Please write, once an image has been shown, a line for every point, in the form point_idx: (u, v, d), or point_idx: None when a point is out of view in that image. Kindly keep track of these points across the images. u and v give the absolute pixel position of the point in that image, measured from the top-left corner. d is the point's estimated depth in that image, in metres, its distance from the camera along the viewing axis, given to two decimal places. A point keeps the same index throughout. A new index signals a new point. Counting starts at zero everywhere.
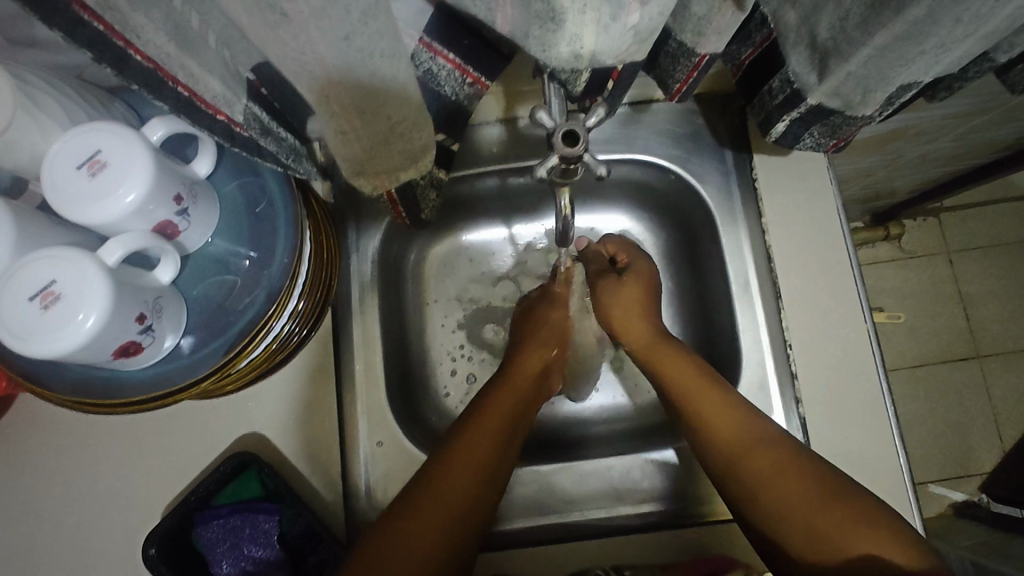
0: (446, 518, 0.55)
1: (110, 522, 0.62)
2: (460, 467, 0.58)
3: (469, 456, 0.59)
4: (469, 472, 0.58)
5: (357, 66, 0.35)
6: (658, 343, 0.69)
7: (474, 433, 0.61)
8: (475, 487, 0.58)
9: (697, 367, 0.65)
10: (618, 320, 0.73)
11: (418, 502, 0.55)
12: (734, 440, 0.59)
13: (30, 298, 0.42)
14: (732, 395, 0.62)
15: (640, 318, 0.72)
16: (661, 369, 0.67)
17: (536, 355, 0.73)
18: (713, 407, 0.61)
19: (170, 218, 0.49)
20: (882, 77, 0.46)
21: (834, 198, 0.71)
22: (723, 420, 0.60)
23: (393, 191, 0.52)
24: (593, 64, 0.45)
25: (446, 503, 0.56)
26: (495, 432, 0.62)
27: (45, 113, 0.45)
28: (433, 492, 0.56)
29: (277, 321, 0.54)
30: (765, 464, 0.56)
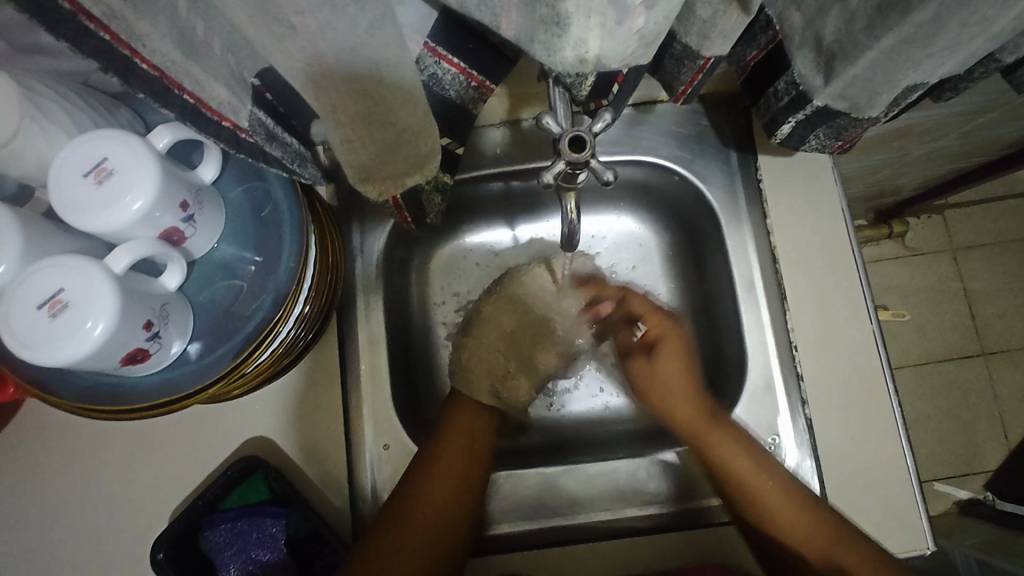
0: (433, 531, 0.60)
1: (118, 525, 0.62)
2: (436, 484, 0.61)
3: (443, 477, 0.62)
4: (446, 491, 0.61)
5: (363, 75, 0.35)
6: (710, 419, 0.65)
7: (440, 453, 0.63)
8: (454, 500, 0.61)
9: (749, 448, 0.63)
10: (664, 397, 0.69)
11: (406, 508, 0.60)
12: (789, 522, 0.60)
13: (38, 307, 0.43)
14: (777, 472, 0.62)
15: (689, 391, 0.68)
16: (712, 450, 0.63)
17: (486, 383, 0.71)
18: (762, 486, 0.61)
19: (176, 224, 0.49)
20: (888, 80, 0.46)
21: (839, 198, 0.70)
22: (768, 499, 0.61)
23: (398, 196, 0.52)
24: (598, 68, 0.45)
25: (431, 517, 0.60)
26: (462, 455, 0.64)
27: (51, 122, 0.45)
28: (414, 507, 0.60)
29: (284, 326, 0.54)
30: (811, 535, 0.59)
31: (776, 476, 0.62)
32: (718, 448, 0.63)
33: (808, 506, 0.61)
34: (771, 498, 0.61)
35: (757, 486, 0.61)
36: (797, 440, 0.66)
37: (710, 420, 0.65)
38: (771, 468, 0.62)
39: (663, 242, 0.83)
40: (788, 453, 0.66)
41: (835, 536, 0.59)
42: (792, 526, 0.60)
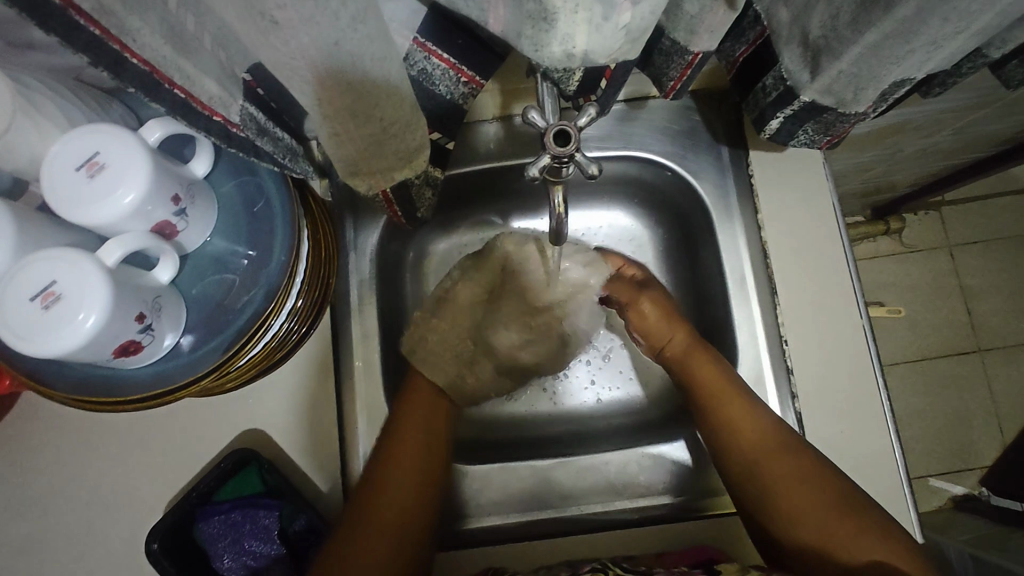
0: (400, 524, 0.58)
1: (115, 517, 0.63)
2: (396, 478, 0.60)
3: (404, 471, 0.61)
4: (410, 482, 0.61)
5: (351, 69, 0.36)
6: (695, 345, 0.68)
7: (402, 443, 0.62)
8: (417, 489, 0.61)
9: (728, 374, 0.65)
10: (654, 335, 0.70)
11: (372, 500, 0.59)
12: (759, 446, 0.61)
13: (31, 299, 0.43)
14: (752, 398, 0.64)
15: (675, 324, 0.69)
16: (693, 374, 0.66)
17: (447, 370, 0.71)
18: (736, 409, 0.63)
19: (168, 218, 0.50)
20: (874, 75, 0.46)
21: (830, 193, 0.71)
22: (740, 426, 0.62)
23: (389, 190, 0.53)
24: (586, 63, 0.45)
25: (396, 508, 0.59)
26: (421, 444, 0.63)
27: (44, 116, 0.45)
28: (376, 503, 0.59)
29: (275, 319, 0.55)
30: (775, 466, 0.60)
31: (748, 401, 0.63)
32: (701, 374, 0.66)
33: (772, 427, 0.62)
34: (743, 426, 0.62)
35: (725, 406, 0.63)
36: None
37: (694, 346, 0.68)
38: (751, 400, 0.63)
39: (657, 237, 0.83)
40: None
41: (791, 458, 0.60)
42: (754, 448, 0.61)
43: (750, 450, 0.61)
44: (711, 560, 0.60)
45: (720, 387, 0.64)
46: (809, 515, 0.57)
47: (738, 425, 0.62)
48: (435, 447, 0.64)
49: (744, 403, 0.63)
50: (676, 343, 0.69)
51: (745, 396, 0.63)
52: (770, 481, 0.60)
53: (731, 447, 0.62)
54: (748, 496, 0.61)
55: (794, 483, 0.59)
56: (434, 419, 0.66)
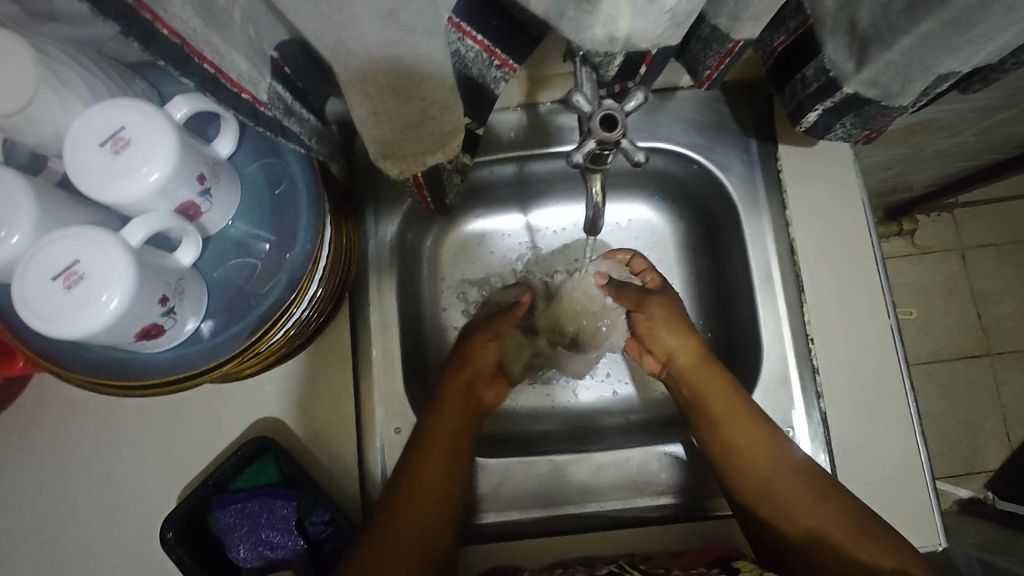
0: (421, 529, 0.58)
1: (126, 504, 0.61)
2: (426, 481, 0.60)
3: (431, 472, 0.60)
4: (434, 484, 0.60)
5: (391, 46, 0.34)
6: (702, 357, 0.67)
7: (428, 448, 0.61)
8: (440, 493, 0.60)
9: (729, 383, 0.65)
10: (663, 346, 0.70)
11: (396, 505, 0.58)
12: (754, 455, 0.62)
13: (53, 278, 0.42)
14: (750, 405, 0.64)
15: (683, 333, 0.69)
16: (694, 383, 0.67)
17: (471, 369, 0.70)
18: (732, 419, 0.63)
19: (193, 198, 0.48)
20: (923, 66, 0.45)
21: (860, 189, 0.70)
22: (740, 437, 0.62)
23: (420, 174, 0.51)
24: (627, 47, 0.44)
25: (419, 512, 0.58)
26: (447, 446, 0.62)
27: (67, 89, 0.44)
28: (403, 503, 0.58)
29: (298, 307, 0.53)
30: (778, 473, 0.61)
31: (745, 410, 0.63)
32: (706, 385, 0.66)
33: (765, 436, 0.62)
34: (744, 437, 0.62)
35: (721, 415, 0.64)
36: (812, 433, 0.66)
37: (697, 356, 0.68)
38: (751, 407, 0.64)
39: (679, 231, 0.82)
40: (801, 445, 0.66)
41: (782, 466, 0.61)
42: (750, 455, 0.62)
43: (752, 459, 0.62)
44: (728, 557, 0.59)
45: (723, 396, 0.64)
46: (814, 518, 0.57)
47: (739, 434, 0.62)
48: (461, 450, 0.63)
49: (744, 412, 0.63)
50: (686, 356, 0.68)
51: (747, 405, 0.64)
52: (765, 488, 0.60)
53: (732, 458, 0.62)
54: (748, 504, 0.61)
55: (798, 489, 0.59)
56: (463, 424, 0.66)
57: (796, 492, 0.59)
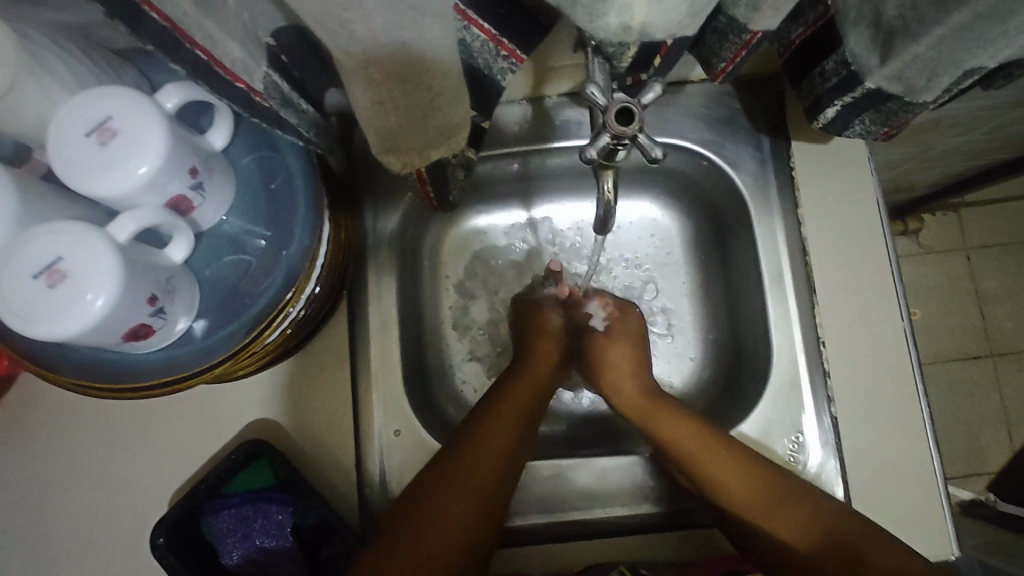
0: (462, 508, 0.56)
1: (115, 509, 0.59)
2: (483, 450, 0.59)
3: (491, 446, 0.59)
4: (484, 471, 0.57)
5: (396, 29, 0.32)
6: (651, 400, 0.65)
7: (491, 420, 0.61)
8: (489, 483, 0.57)
9: (693, 424, 0.62)
10: (606, 381, 0.68)
11: (451, 473, 0.57)
12: (744, 497, 0.58)
13: (35, 276, 0.40)
14: (722, 442, 0.60)
15: (631, 374, 0.68)
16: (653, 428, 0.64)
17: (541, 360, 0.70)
18: (707, 459, 0.59)
19: (184, 192, 0.46)
20: (952, 59, 0.43)
21: (874, 187, 0.68)
22: (722, 476, 0.59)
23: (423, 168, 0.49)
24: (642, 37, 0.42)
25: (457, 501, 0.56)
26: (513, 421, 0.62)
27: (51, 75, 0.42)
28: (457, 469, 0.57)
29: (295, 306, 0.51)
30: (749, 497, 0.58)
31: (722, 450, 0.60)
32: (663, 429, 0.63)
33: (745, 474, 0.58)
34: (707, 461, 0.59)
35: (696, 458, 0.60)
36: (822, 438, 0.64)
37: (650, 398, 0.66)
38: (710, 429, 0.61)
39: (686, 229, 0.80)
40: (812, 451, 0.64)
41: (778, 501, 0.57)
42: (736, 494, 0.58)
43: (719, 479, 0.59)
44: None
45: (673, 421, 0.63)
46: (808, 536, 0.55)
47: (699, 455, 0.60)
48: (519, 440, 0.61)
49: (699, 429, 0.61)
50: (626, 385, 0.67)
51: (696, 424, 0.62)
52: (764, 522, 0.57)
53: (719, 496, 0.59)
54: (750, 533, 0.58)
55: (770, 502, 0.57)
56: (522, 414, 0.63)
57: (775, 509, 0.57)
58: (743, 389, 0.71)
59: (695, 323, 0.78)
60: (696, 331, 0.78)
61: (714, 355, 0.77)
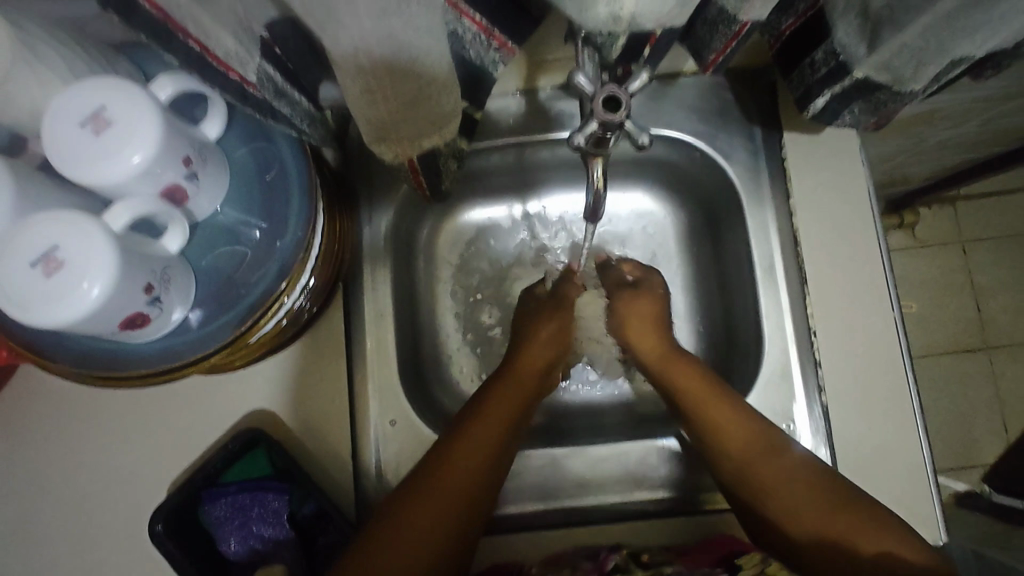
0: (443, 513, 0.54)
1: (115, 498, 0.60)
2: (465, 457, 0.57)
3: (473, 452, 0.58)
4: (468, 470, 0.57)
5: (388, 16, 0.32)
6: (672, 356, 0.66)
7: (475, 428, 0.59)
8: (478, 481, 0.57)
9: (705, 375, 0.63)
10: (631, 333, 0.69)
11: (433, 477, 0.56)
12: (748, 453, 0.58)
13: (32, 264, 0.40)
14: (731, 395, 0.61)
15: (655, 330, 0.68)
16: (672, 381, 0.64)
17: (536, 350, 0.68)
18: (714, 410, 0.60)
19: (179, 182, 0.47)
20: (938, 48, 0.43)
21: (865, 178, 0.68)
22: (729, 427, 0.59)
23: (415, 159, 0.49)
24: (631, 27, 0.42)
25: (437, 508, 0.54)
26: (499, 430, 0.60)
27: (46, 66, 0.42)
28: (440, 478, 0.56)
29: (289, 296, 0.52)
30: (748, 453, 0.58)
31: (729, 401, 0.61)
32: (678, 379, 0.64)
33: (752, 425, 0.59)
34: (715, 411, 0.60)
35: (705, 406, 0.61)
36: (813, 427, 0.65)
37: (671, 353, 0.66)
38: (718, 382, 0.63)
39: (679, 221, 0.80)
40: (803, 439, 0.65)
41: (774, 454, 0.57)
42: (736, 449, 0.58)
43: (734, 440, 0.59)
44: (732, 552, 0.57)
45: (692, 379, 0.63)
46: (802, 504, 0.54)
47: (715, 411, 0.60)
48: (510, 438, 0.61)
49: (716, 390, 0.61)
50: (654, 343, 0.67)
51: (712, 379, 0.63)
52: (763, 487, 0.57)
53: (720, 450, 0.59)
54: (746, 495, 0.58)
55: (780, 468, 0.57)
56: (510, 413, 0.62)
57: (785, 479, 0.56)
58: (736, 380, 0.72)
59: (689, 314, 0.79)
60: (690, 324, 0.79)
61: (707, 346, 0.77)
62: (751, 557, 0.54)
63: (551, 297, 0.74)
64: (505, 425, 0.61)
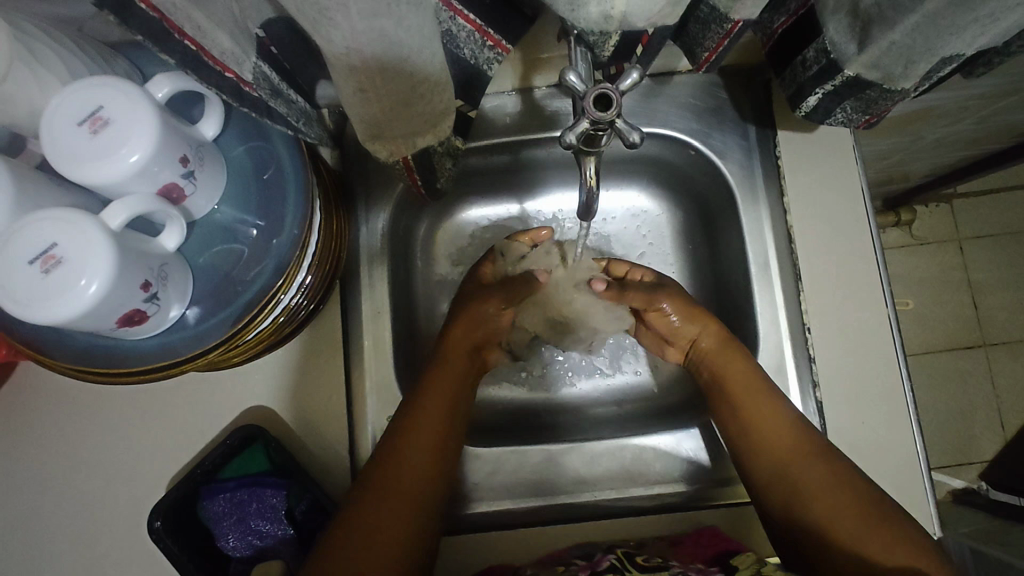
0: (404, 508, 0.56)
1: (115, 494, 0.61)
2: (414, 447, 0.58)
3: (420, 440, 0.59)
4: (418, 459, 0.58)
5: (381, 15, 0.33)
6: (723, 351, 0.66)
7: (417, 415, 0.60)
8: (426, 471, 0.58)
9: (756, 372, 0.64)
10: (682, 329, 0.70)
11: (386, 470, 0.57)
12: (785, 451, 0.60)
13: (31, 261, 0.41)
14: (777, 397, 0.62)
15: (704, 326, 0.68)
16: (721, 376, 0.65)
17: (461, 334, 0.69)
18: (759, 408, 0.62)
19: (176, 181, 0.47)
20: (927, 46, 0.44)
21: (859, 176, 0.69)
22: (769, 425, 0.61)
23: (409, 156, 0.50)
24: (623, 26, 0.43)
25: (394, 503, 0.55)
26: (443, 416, 0.61)
27: (44, 66, 0.42)
28: (390, 470, 0.57)
29: (286, 294, 0.52)
30: (786, 451, 0.60)
31: (772, 400, 0.62)
32: (728, 375, 0.65)
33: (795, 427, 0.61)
34: (760, 408, 0.62)
35: (749, 402, 0.62)
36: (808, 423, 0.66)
37: (723, 349, 0.67)
38: (766, 381, 0.64)
39: (675, 220, 0.81)
40: None
41: (814, 458, 0.59)
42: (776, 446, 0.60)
43: (775, 437, 0.60)
44: (727, 551, 0.58)
45: (743, 374, 0.64)
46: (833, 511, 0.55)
47: (760, 409, 0.62)
48: (454, 424, 0.62)
49: (765, 388, 0.63)
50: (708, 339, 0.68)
51: (760, 377, 0.64)
52: (797, 488, 0.58)
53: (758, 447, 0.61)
54: (775, 496, 0.59)
55: (818, 471, 0.58)
56: (449, 398, 0.63)
57: (822, 485, 0.57)
58: None
59: None
60: None
61: None
62: (748, 557, 0.56)
63: (496, 283, 0.74)
64: (445, 411, 0.62)
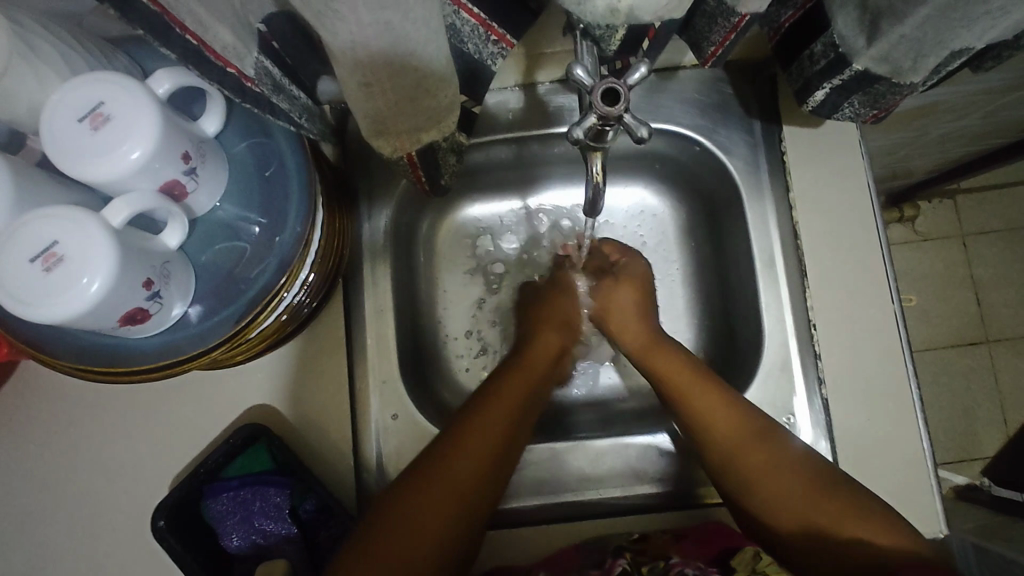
0: (445, 507, 0.54)
1: (117, 493, 0.60)
2: (468, 450, 0.56)
3: (480, 441, 0.57)
4: (474, 464, 0.56)
5: (387, 8, 0.32)
6: (656, 344, 0.66)
7: (478, 422, 0.58)
8: (476, 477, 0.56)
9: (693, 366, 0.63)
10: (617, 324, 0.69)
11: (438, 465, 0.55)
12: (737, 442, 0.58)
13: (32, 260, 0.40)
14: (722, 386, 0.61)
15: (638, 317, 0.68)
16: (657, 372, 0.64)
17: (549, 334, 0.70)
18: (705, 402, 0.60)
19: (177, 178, 0.47)
20: (938, 39, 0.43)
21: (866, 172, 0.68)
22: (716, 419, 0.59)
23: (413, 153, 0.49)
24: (629, 20, 0.42)
25: (437, 501, 0.54)
26: (507, 423, 0.59)
27: (43, 62, 0.42)
28: (444, 469, 0.55)
29: (289, 291, 0.51)
30: (738, 442, 0.58)
31: (713, 389, 0.61)
32: (668, 371, 0.63)
33: (737, 412, 0.59)
34: (704, 401, 0.60)
35: (693, 399, 0.61)
36: (814, 421, 0.65)
37: (654, 341, 0.66)
38: (709, 374, 0.62)
39: (679, 216, 0.80)
40: (803, 433, 0.65)
41: (763, 444, 0.58)
42: (724, 438, 0.59)
43: (720, 429, 0.59)
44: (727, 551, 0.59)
45: (682, 371, 0.63)
46: (796, 498, 0.55)
47: (702, 404, 0.60)
48: (515, 435, 0.59)
49: (704, 381, 0.61)
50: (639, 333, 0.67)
51: (699, 370, 0.62)
52: (753, 476, 0.57)
53: (710, 439, 0.59)
54: (735, 488, 0.58)
55: (768, 461, 0.57)
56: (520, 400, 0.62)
57: (783, 472, 0.56)
58: (736, 373, 0.72)
59: (688, 309, 0.79)
60: (689, 318, 0.79)
61: (707, 339, 0.77)
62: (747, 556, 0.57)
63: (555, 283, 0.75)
64: (511, 419, 0.60)
